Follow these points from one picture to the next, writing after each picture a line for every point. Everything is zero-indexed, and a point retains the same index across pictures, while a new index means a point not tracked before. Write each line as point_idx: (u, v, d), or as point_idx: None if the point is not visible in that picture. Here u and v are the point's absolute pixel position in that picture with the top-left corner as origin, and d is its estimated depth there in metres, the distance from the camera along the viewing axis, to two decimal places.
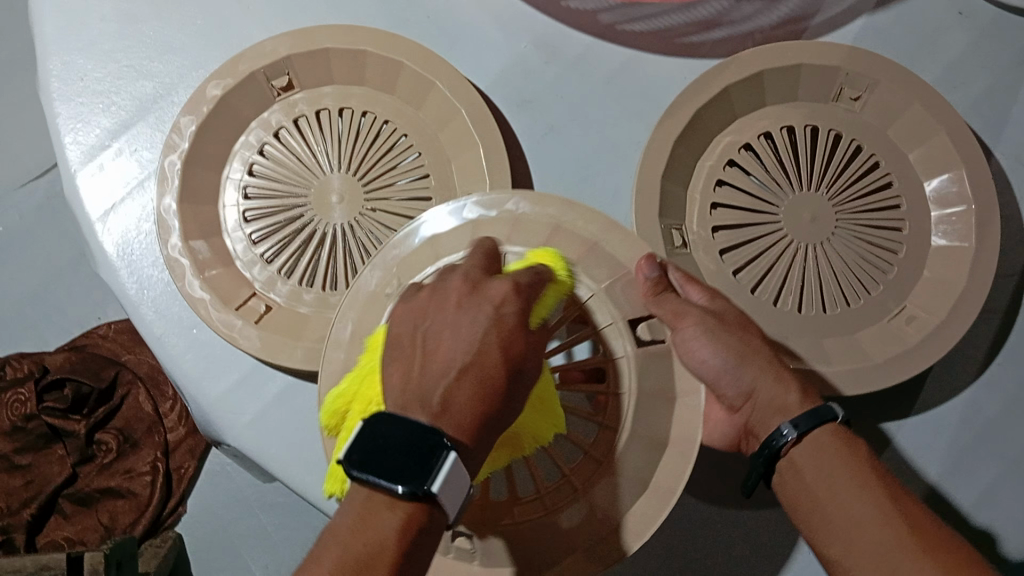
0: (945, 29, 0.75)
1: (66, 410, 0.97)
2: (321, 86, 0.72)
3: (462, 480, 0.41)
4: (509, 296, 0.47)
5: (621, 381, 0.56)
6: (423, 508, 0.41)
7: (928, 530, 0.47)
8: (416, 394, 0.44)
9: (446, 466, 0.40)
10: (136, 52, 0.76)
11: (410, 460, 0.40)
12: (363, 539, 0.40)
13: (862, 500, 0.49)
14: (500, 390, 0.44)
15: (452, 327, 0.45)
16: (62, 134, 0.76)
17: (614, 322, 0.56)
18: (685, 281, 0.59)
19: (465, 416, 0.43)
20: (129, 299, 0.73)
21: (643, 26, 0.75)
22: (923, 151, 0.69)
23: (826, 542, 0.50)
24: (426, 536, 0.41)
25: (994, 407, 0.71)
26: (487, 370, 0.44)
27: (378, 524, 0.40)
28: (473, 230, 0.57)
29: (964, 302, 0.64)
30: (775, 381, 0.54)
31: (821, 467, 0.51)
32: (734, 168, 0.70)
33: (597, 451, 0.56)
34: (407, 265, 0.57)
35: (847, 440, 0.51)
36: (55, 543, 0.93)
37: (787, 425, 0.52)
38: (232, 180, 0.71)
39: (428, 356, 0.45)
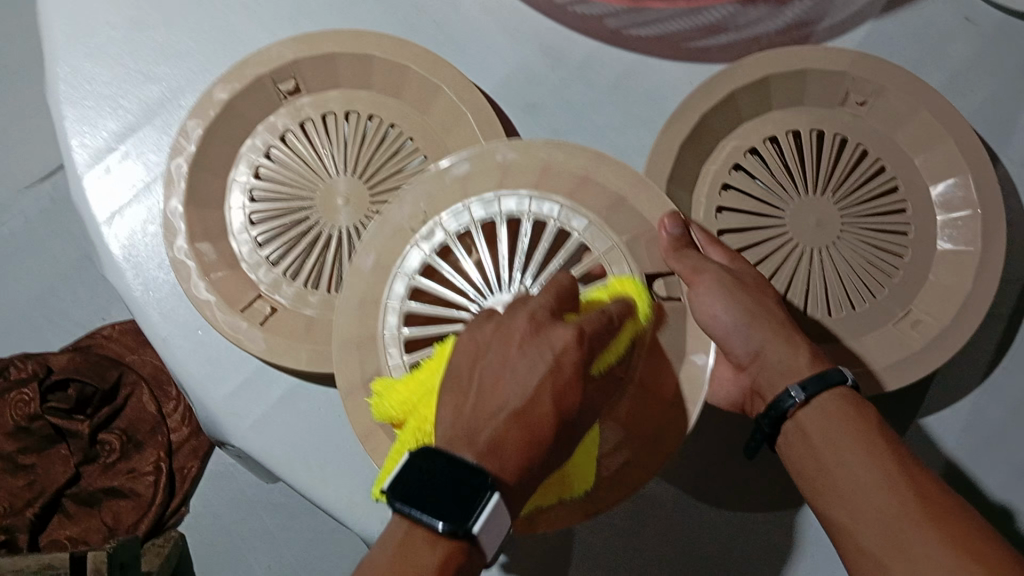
0: (951, 34, 0.75)
1: (70, 411, 0.96)
2: (328, 90, 0.71)
3: (501, 517, 0.43)
4: (573, 344, 0.46)
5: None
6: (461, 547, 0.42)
7: (931, 494, 0.48)
8: (465, 429, 0.45)
9: (487, 508, 0.42)
10: (143, 55, 0.76)
11: (454, 499, 0.42)
12: (403, 568, 0.41)
13: (867, 467, 0.49)
14: (546, 439, 0.45)
15: (511, 367, 0.46)
16: (68, 137, 0.76)
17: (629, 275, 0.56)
18: (708, 241, 0.60)
19: (509, 455, 0.44)
20: (135, 302, 0.73)
21: (649, 31, 0.75)
22: (929, 156, 0.69)
23: (832, 507, 0.51)
24: (463, 574, 0.43)
25: (999, 412, 0.71)
26: (539, 416, 0.45)
27: (417, 562, 0.41)
28: (501, 176, 0.57)
29: (970, 306, 0.64)
30: (784, 344, 0.55)
31: (826, 430, 0.51)
32: (740, 172, 0.70)
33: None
34: (434, 203, 0.57)
35: (855, 403, 0.52)
36: (59, 543, 0.94)
37: (794, 386, 0.52)
38: (237, 183, 0.71)
39: (483, 394, 0.46)
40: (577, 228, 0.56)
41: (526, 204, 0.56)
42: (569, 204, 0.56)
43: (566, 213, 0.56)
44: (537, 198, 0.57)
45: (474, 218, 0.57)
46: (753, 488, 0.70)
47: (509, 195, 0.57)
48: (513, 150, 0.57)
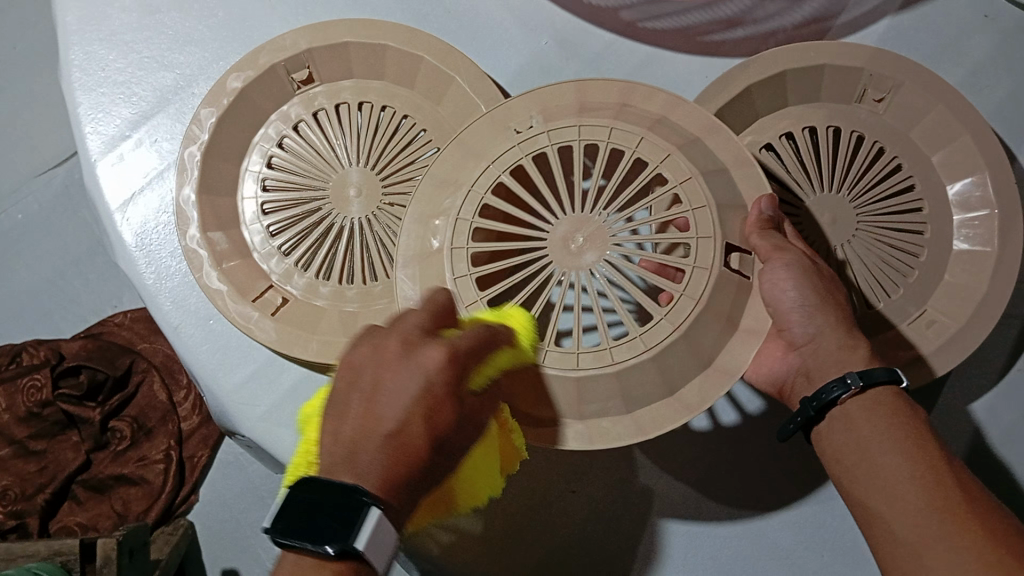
0: (970, 31, 0.74)
1: (82, 398, 0.97)
2: (341, 80, 0.71)
3: (388, 533, 0.42)
4: (443, 364, 0.44)
5: (692, 287, 0.52)
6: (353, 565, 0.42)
7: (971, 492, 0.48)
8: (345, 453, 0.43)
9: (367, 527, 0.40)
10: (156, 43, 0.76)
11: (330, 526, 0.41)
12: None
13: (910, 457, 0.49)
14: (418, 461, 0.43)
15: (386, 387, 0.44)
16: (82, 124, 0.76)
17: (712, 236, 0.53)
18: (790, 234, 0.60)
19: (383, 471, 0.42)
20: (147, 289, 0.74)
21: (666, 24, 0.73)
22: (947, 154, 0.68)
23: (867, 495, 0.50)
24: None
25: (1013, 413, 0.71)
26: (411, 438, 0.43)
27: None
28: (619, 111, 0.56)
29: (986, 307, 0.64)
30: (845, 337, 0.56)
31: (873, 421, 0.52)
32: (755, 168, 0.70)
33: (642, 337, 0.52)
34: (549, 117, 0.57)
35: (904, 401, 0.53)
36: (68, 529, 0.95)
37: (853, 375, 0.53)
38: (250, 173, 0.71)
39: (362, 409, 0.44)
40: (676, 175, 0.54)
41: (635, 141, 0.55)
42: (678, 155, 0.55)
43: (670, 159, 0.55)
44: (647, 139, 0.55)
45: (577, 139, 0.55)
46: (760, 488, 0.69)
47: (622, 128, 0.55)
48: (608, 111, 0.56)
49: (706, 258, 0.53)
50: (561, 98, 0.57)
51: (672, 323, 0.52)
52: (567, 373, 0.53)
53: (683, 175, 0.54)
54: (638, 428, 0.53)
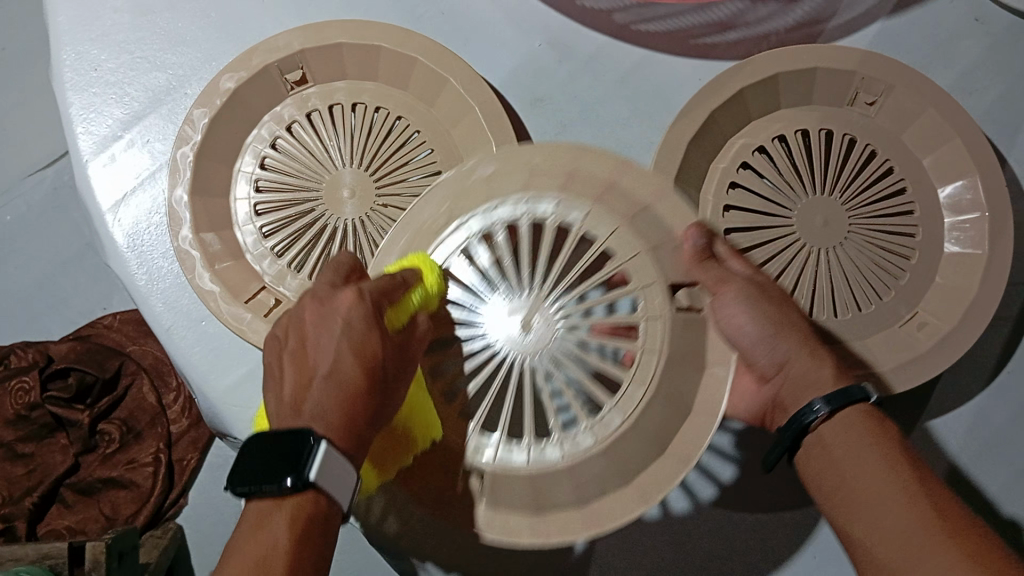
0: (960, 35, 0.75)
1: (70, 400, 0.97)
2: (335, 81, 0.71)
3: (341, 466, 0.44)
4: (357, 301, 0.48)
5: (650, 340, 0.53)
6: (314, 498, 0.44)
7: (949, 511, 0.47)
8: (291, 404, 0.47)
9: (318, 457, 0.43)
10: (149, 43, 0.76)
11: (285, 461, 0.43)
12: (258, 537, 0.42)
13: (886, 481, 0.49)
14: (362, 395, 0.47)
15: (314, 340, 0.48)
16: (73, 124, 0.75)
17: (654, 284, 0.54)
18: (730, 253, 0.58)
19: (324, 421, 0.45)
20: (138, 291, 0.73)
21: (658, 27, 0.75)
22: (937, 157, 0.69)
23: (850, 522, 0.50)
24: (324, 522, 0.44)
25: (1003, 415, 0.71)
26: (346, 376, 0.46)
27: (270, 526, 0.43)
28: (527, 178, 0.56)
29: (978, 306, 0.64)
30: (810, 357, 0.55)
31: (848, 444, 0.51)
32: (748, 171, 0.70)
33: (620, 404, 0.53)
34: (462, 202, 0.56)
35: (877, 420, 0.52)
36: (57, 532, 0.94)
37: (819, 401, 0.52)
38: (243, 173, 0.71)
39: (295, 364, 0.48)
40: (599, 232, 0.55)
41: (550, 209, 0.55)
42: (599, 210, 0.55)
43: (589, 217, 0.55)
44: (559, 202, 0.55)
45: (497, 220, 0.55)
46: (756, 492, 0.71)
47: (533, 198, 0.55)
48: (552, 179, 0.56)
49: (655, 306, 0.54)
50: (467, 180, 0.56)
51: (643, 381, 0.53)
52: (556, 462, 0.52)
53: (631, 252, 0.54)
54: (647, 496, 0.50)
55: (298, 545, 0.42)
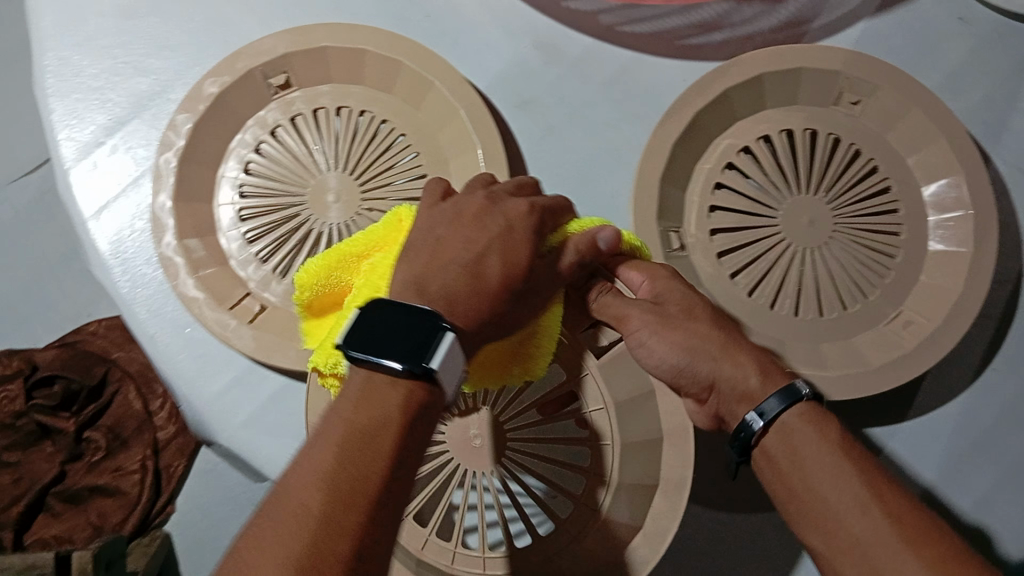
0: (945, 34, 0.75)
1: (56, 407, 0.97)
2: (319, 85, 0.71)
3: (457, 361, 0.43)
4: (522, 213, 0.50)
5: (591, 396, 0.60)
6: (414, 391, 0.41)
7: (906, 516, 0.44)
8: (416, 281, 0.45)
9: (444, 343, 0.41)
10: (132, 49, 0.76)
11: (407, 339, 0.41)
12: (366, 407, 0.40)
13: (839, 490, 0.46)
14: (491, 303, 0.46)
15: (449, 238, 0.48)
16: (56, 130, 0.75)
17: (569, 343, 0.60)
18: (627, 269, 0.57)
19: (461, 309, 0.45)
20: (122, 298, 0.72)
21: (644, 27, 0.75)
22: (922, 156, 0.69)
23: (810, 533, 0.47)
24: (426, 416, 0.41)
25: (990, 414, 0.72)
26: (484, 272, 0.47)
27: (381, 400, 0.40)
28: None
29: (962, 306, 0.64)
30: (728, 364, 0.51)
31: (792, 453, 0.48)
32: (733, 171, 0.70)
33: (595, 471, 0.60)
34: None
35: (818, 419, 0.48)
36: (43, 542, 0.92)
37: (753, 413, 0.49)
38: (227, 178, 0.70)
39: (427, 260, 0.47)
40: None
41: None
42: None
43: None
44: None
45: None
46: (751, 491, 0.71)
47: None
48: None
49: (579, 366, 0.60)
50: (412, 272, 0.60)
51: (608, 437, 0.60)
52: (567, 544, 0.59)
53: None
54: (658, 539, 0.55)
55: (410, 419, 0.40)
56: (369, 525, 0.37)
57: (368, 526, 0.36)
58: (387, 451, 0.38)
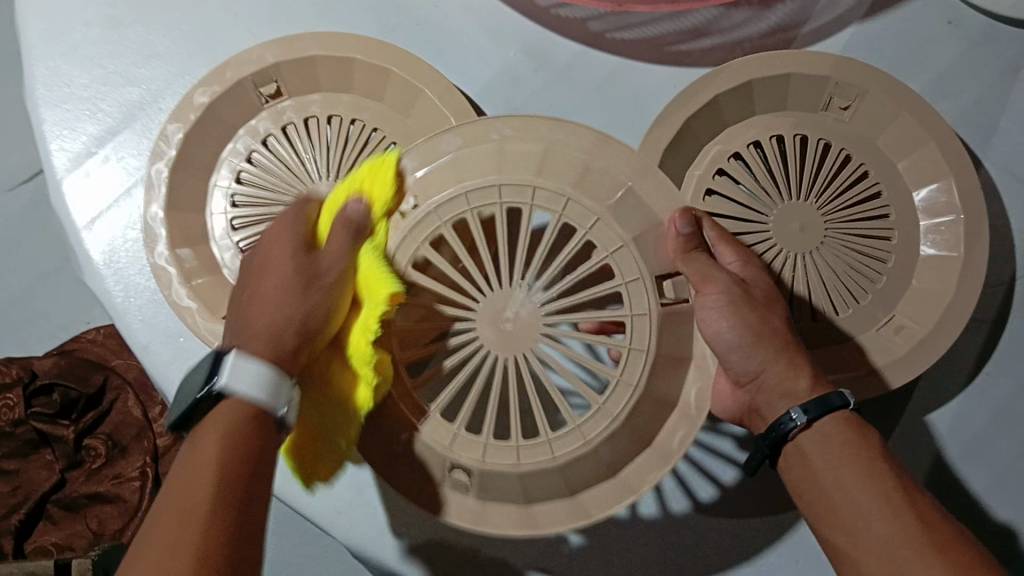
0: (934, 38, 0.75)
1: (55, 416, 0.96)
2: (309, 93, 0.71)
3: (252, 368, 0.49)
4: (297, 224, 0.57)
5: (637, 337, 0.53)
6: (233, 407, 0.48)
7: (931, 522, 0.48)
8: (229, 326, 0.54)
9: (226, 366, 0.49)
10: (122, 59, 0.76)
11: (199, 385, 0.49)
12: (191, 449, 0.46)
13: (869, 492, 0.49)
14: (299, 293, 0.53)
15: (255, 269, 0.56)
16: (47, 141, 0.75)
17: (641, 278, 0.53)
18: (719, 240, 0.59)
19: (257, 330, 0.51)
20: (115, 308, 0.73)
21: (633, 34, 0.75)
22: (911, 161, 0.69)
23: (833, 529, 0.51)
24: (253, 427, 0.48)
25: (982, 417, 0.72)
26: (275, 283, 0.53)
27: (201, 437, 0.47)
28: (498, 149, 0.55)
29: (955, 310, 0.65)
30: (787, 364, 0.55)
31: (827, 454, 0.52)
32: (724, 177, 0.70)
33: (606, 405, 0.53)
34: (426, 185, 0.55)
35: (854, 427, 0.52)
36: (42, 549, 0.93)
37: (796, 410, 0.52)
38: (218, 188, 0.70)
39: (239, 295, 0.56)
40: (583, 223, 0.53)
41: (528, 193, 0.53)
42: (579, 201, 0.53)
43: (569, 205, 0.53)
44: (539, 185, 0.53)
45: (468, 208, 0.54)
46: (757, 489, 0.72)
47: (475, 189, 0.54)
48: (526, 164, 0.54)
49: (641, 303, 0.53)
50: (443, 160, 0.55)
51: (633, 379, 0.53)
52: (544, 462, 0.53)
53: (615, 242, 0.53)
54: (627, 492, 0.54)
55: (225, 438, 0.46)
56: (207, 534, 0.42)
57: (203, 535, 0.42)
58: (215, 475, 0.44)
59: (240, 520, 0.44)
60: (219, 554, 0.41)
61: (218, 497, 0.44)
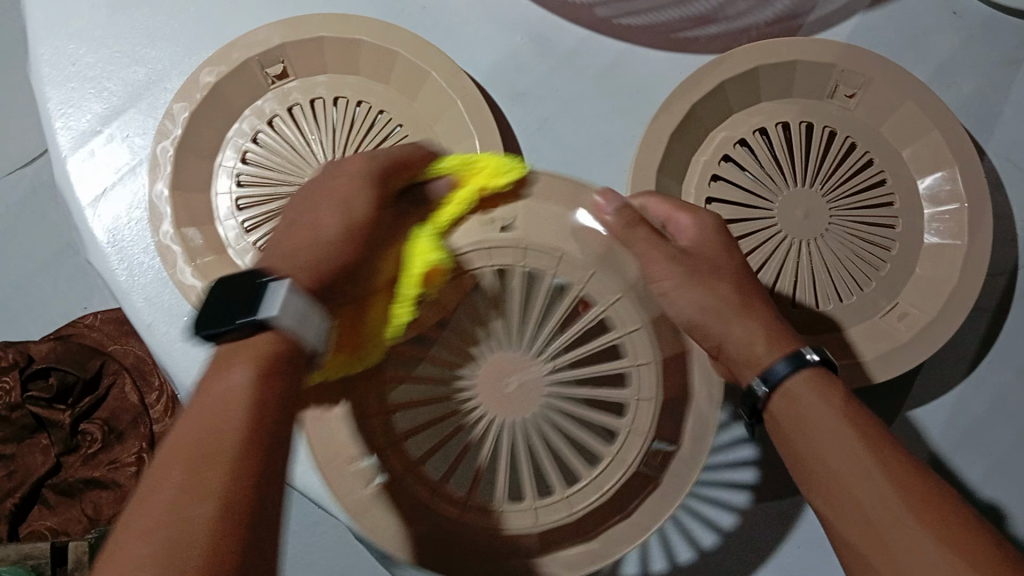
0: (939, 28, 0.75)
1: (51, 400, 0.96)
2: (316, 75, 0.71)
3: (298, 302, 0.45)
4: (367, 169, 0.54)
5: (645, 388, 0.55)
6: (269, 343, 0.43)
7: (907, 478, 0.46)
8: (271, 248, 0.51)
9: (271, 294, 0.44)
10: (127, 38, 0.76)
11: (238, 304, 0.44)
12: (215, 383, 0.41)
13: (839, 453, 0.48)
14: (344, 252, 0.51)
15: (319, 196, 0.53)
16: (51, 119, 0.75)
17: (640, 328, 0.55)
18: (672, 209, 0.59)
19: (303, 263, 0.49)
20: (119, 286, 0.72)
21: (640, 21, 0.74)
22: (915, 150, 0.70)
23: (814, 495, 0.49)
24: (285, 366, 0.43)
25: (983, 405, 0.72)
26: (327, 228, 0.51)
27: (225, 373, 0.41)
28: (562, 216, 0.56)
29: (957, 298, 0.65)
30: (741, 331, 0.54)
31: (798, 418, 0.50)
32: (729, 163, 0.70)
33: (619, 455, 0.56)
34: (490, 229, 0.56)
35: (824, 386, 0.51)
36: (38, 534, 0.94)
37: (758, 379, 0.53)
38: (224, 168, 0.70)
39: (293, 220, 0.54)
40: (578, 280, 0.55)
41: (555, 258, 0.55)
42: (603, 272, 0.56)
43: (590, 273, 0.56)
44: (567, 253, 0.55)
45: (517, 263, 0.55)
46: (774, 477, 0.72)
47: (533, 246, 0.55)
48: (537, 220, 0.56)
49: (645, 355, 0.55)
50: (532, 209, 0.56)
51: (642, 430, 0.55)
52: (562, 517, 0.55)
53: (612, 295, 0.56)
54: (640, 530, 0.55)
55: (261, 378, 0.41)
56: (232, 481, 0.37)
57: (231, 482, 0.37)
58: (247, 414, 0.40)
59: (267, 470, 0.39)
60: (242, 505, 0.37)
61: (246, 442, 0.38)
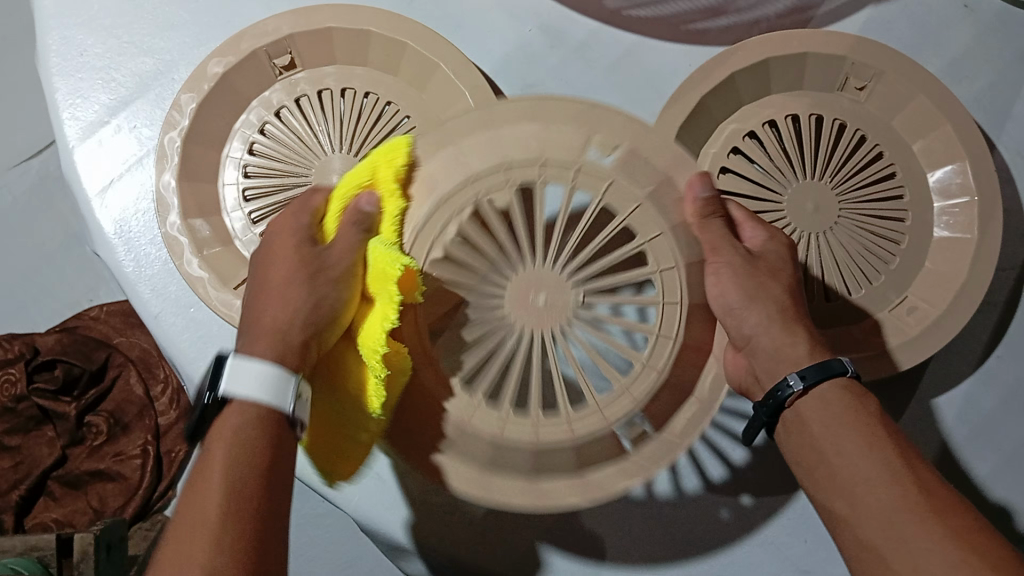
0: (951, 21, 0.75)
1: (57, 392, 0.97)
2: (325, 66, 0.70)
3: (246, 369, 0.48)
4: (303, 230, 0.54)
5: (665, 333, 0.52)
6: (238, 412, 0.47)
7: (933, 489, 0.47)
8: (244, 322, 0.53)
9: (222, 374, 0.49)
10: (136, 28, 0.75)
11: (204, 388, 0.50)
12: (201, 461, 0.46)
13: (867, 460, 0.49)
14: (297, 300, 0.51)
15: (272, 266, 0.54)
16: (59, 110, 0.74)
17: (674, 268, 0.52)
18: (742, 220, 0.60)
19: (261, 332, 0.50)
20: (125, 278, 0.72)
21: (649, 12, 0.75)
22: (928, 142, 0.69)
23: (831, 498, 0.50)
24: (264, 433, 0.47)
25: (993, 400, 0.72)
26: (279, 289, 0.52)
27: (208, 454, 0.46)
28: (549, 128, 0.51)
29: (970, 287, 0.65)
30: (782, 332, 0.55)
31: (825, 420, 0.51)
32: (738, 156, 0.69)
33: (629, 388, 0.51)
34: (470, 144, 0.51)
35: (854, 394, 0.52)
36: (43, 525, 0.93)
37: (794, 375, 0.52)
38: (231, 159, 0.70)
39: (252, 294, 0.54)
40: (600, 195, 0.51)
41: (556, 171, 0.50)
42: (649, 207, 0.52)
43: (605, 194, 0.51)
44: (571, 166, 0.50)
45: (509, 177, 0.50)
46: (783, 475, 0.72)
47: (524, 159, 0.50)
48: (519, 122, 0.51)
49: (673, 300, 0.52)
50: (508, 108, 0.51)
51: (657, 365, 0.52)
52: (559, 438, 0.50)
53: (654, 230, 0.52)
54: (635, 476, 0.52)
55: (231, 449, 0.46)
56: (215, 558, 0.42)
57: (213, 554, 0.42)
58: (227, 491, 0.45)
59: (258, 534, 0.44)
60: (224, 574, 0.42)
61: (227, 515, 0.44)
